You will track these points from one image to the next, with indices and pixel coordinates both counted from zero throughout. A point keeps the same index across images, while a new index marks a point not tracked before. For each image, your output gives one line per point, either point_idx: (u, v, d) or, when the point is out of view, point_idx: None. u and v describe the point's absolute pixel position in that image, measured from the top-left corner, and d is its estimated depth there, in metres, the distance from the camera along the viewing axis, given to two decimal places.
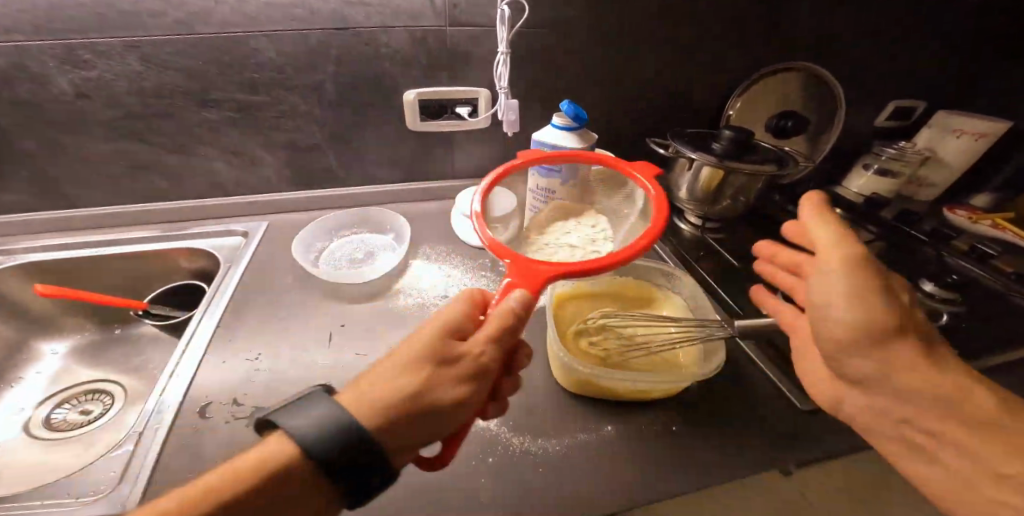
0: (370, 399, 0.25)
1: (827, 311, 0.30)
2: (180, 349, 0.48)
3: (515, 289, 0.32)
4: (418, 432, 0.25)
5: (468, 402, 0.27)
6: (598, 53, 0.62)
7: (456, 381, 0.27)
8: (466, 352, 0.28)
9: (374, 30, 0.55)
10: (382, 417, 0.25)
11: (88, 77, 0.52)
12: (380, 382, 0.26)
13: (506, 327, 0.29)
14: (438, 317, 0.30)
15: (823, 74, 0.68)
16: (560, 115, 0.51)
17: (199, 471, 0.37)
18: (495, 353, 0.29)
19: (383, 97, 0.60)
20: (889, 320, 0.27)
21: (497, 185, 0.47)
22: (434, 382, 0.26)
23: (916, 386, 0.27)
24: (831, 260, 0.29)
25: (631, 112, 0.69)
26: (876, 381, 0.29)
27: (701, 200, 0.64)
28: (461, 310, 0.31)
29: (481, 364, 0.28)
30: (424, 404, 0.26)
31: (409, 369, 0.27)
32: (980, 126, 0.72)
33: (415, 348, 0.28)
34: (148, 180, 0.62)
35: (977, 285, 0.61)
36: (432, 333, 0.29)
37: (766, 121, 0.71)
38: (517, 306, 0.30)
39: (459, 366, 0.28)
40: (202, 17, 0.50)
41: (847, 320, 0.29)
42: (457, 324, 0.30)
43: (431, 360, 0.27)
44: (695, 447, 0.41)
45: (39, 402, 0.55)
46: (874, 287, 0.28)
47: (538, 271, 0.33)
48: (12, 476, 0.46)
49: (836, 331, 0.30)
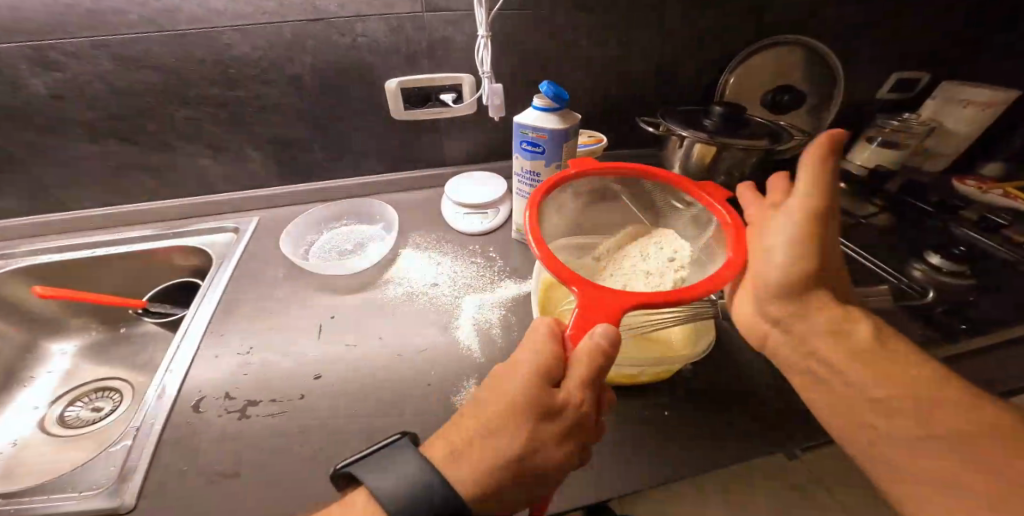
0: (474, 461, 0.27)
1: (776, 253, 0.35)
2: (175, 344, 0.49)
3: (597, 322, 0.30)
4: (522, 484, 0.28)
5: (549, 450, 0.28)
6: (580, 32, 0.60)
7: (561, 433, 0.29)
8: (567, 401, 0.29)
9: (349, 19, 0.54)
10: (488, 480, 0.27)
11: (65, 79, 0.52)
12: (465, 427, 0.29)
13: (598, 369, 0.30)
14: (531, 362, 0.30)
15: (820, 46, 0.65)
16: (542, 97, 0.49)
17: (195, 465, 0.38)
18: (590, 397, 0.30)
19: (363, 87, 0.60)
20: (811, 267, 0.34)
21: (556, 195, 0.46)
22: (537, 437, 0.28)
23: (821, 327, 0.34)
24: (794, 208, 0.35)
25: (619, 91, 0.67)
26: (791, 323, 0.36)
27: (695, 178, 0.63)
28: (553, 350, 0.30)
29: (579, 412, 0.30)
30: (502, 451, 0.27)
31: (505, 426, 0.28)
32: (988, 95, 0.68)
33: (516, 398, 0.29)
34: (137, 180, 0.63)
35: (986, 256, 0.59)
36: (530, 384, 0.29)
37: (762, 95, 0.69)
38: (604, 343, 0.29)
39: (562, 416, 0.29)
40: (172, 14, 0.50)
41: (782, 265, 0.35)
42: (553, 369, 0.30)
43: (530, 415, 0.28)
44: (687, 430, 0.40)
45: (52, 400, 0.57)
46: (812, 237, 0.34)
47: (610, 301, 0.32)
48: (30, 472, 0.48)
49: (768, 273, 0.36)
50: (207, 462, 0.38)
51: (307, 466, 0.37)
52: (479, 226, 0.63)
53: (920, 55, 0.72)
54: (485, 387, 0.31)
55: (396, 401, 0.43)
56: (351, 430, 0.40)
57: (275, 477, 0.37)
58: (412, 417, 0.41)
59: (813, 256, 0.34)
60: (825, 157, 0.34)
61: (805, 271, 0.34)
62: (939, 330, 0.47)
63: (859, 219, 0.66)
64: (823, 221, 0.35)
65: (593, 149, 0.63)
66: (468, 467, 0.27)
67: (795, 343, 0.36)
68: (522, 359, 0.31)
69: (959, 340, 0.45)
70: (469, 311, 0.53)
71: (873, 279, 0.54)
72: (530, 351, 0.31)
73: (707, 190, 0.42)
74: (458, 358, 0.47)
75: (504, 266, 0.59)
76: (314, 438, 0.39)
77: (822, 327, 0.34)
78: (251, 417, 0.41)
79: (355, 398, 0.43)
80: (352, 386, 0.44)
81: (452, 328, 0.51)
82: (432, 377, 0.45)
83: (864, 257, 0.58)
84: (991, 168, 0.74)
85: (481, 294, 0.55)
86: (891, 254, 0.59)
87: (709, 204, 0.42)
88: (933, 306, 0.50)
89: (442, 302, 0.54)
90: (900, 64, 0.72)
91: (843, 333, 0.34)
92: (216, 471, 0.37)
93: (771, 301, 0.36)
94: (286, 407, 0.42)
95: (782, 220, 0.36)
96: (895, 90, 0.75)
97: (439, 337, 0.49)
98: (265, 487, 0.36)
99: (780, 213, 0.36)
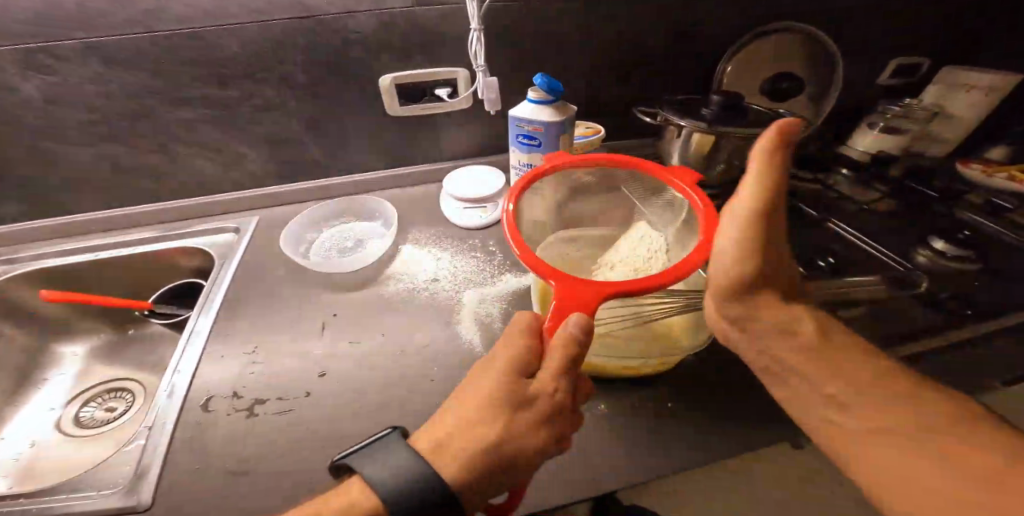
0: (456, 454, 0.28)
1: (723, 250, 0.35)
2: (182, 344, 0.50)
3: (572, 311, 0.30)
4: (503, 474, 0.29)
5: (526, 437, 0.29)
6: (575, 21, 0.59)
7: (538, 422, 0.29)
8: (542, 390, 0.30)
9: (339, 16, 0.53)
10: (470, 471, 0.28)
11: (56, 82, 0.52)
12: (443, 424, 0.30)
13: (571, 356, 0.30)
14: (505, 356, 0.31)
15: (816, 34, 0.64)
16: (536, 89, 0.49)
17: (206, 463, 0.39)
18: (566, 385, 0.30)
19: (356, 83, 0.59)
20: (761, 268, 0.34)
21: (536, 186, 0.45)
22: (515, 428, 0.29)
23: (773, 326, 0.35)
24: (740, 210, 0.33)
25: (617, 80, 0.66)
26: (746, 324, 0.36)
27: (694, 166, 0.62)
28: (528, 342, 0.31)
29: (557, 399, 0.30)
30: (480, 443, 0.28)
31: (483, 419, 0.29)
32: (990, 79, 0.67)
33: (493, 393, 0.30)
34: (135, 182, 0.64)
35: (991, 239, 0.58)
36: (504, 377, 0.30)
37: (762, 82, 0.67)
38: (577, 333, 0.29)
39: (538, 406, 0.30)
40: (158, 15, 0.49)
41: (730, 267, 0.35)
42: (529, 361, 0.31)
43: (506, 407, 0.29)
44: (688, 422, 0.41)
45: (66, 402, 0.58)
46: (761, 238, 0.33)
47: (583, 290, 0.31)
48: (50, 473, 0.50)
49: (717, 273, 0.36)
50: (218, 461, 0.39)
51: (317, 464, 0.38)
52: (478, 220, 0.63)
53: (924, 34, 0.70)
54: (467, 382, 0.32)
55: (399, 399, 0.44)
56: (358, 422, 0.42)
57: (285, 475, 0.38)
58: (418, 412, 0.42)
59: (763, 259, 0.34)
60: (777, 151, 0.32)
61: (749, 270, 0.34)
62: (939, 316, 0.47)
63: (861, 206, 0.65)
64: (771, 220, 0.33)
65: (591, 140, 0.62)
66: (450, 457, 0.28)
67: (755, 342, 0.36)
68: (497, 353, 0.32)
69: (960, 328, 0.45)
70: (470, 305, 0.53)
71: (875, 268, 0.54)
72: (508, 344, 0.32)
73: (681, 177, 0.42)
74: (460, 352, 0.48)
75: (504, 259, 0.59)
76: (321, 434, 0.41)
77: (777, 327, 0.35)
78: (258, 416, 0.42)
79: (362, 394, 0.44)
80: (357, 383, 0.45)
81: (453, 323, 0.51)
82: (435, 372, 0.46)
83: (868, 243, 0.58)
84: (995, 151, 0.73)
85: (481, 288, 0.56)
86: (896, 240, 0.59)
87: (682, 190, 0.41)
88: (937, 292, 0.49)
89: (444, 298, 0.54)
90: (903, 45, 0.71)
91: (789, 333, 0.34)
92: (227, 468, 0.38)
93: (727, 302, 0.36)
94: (292, 405, 0.43)
95: (732, 223, 0.34)
96: (896, 76, 0.74)
97: (441, 332, 0.50)
98: (272, 489, 0.37)
99: (729, 214, 0.35)
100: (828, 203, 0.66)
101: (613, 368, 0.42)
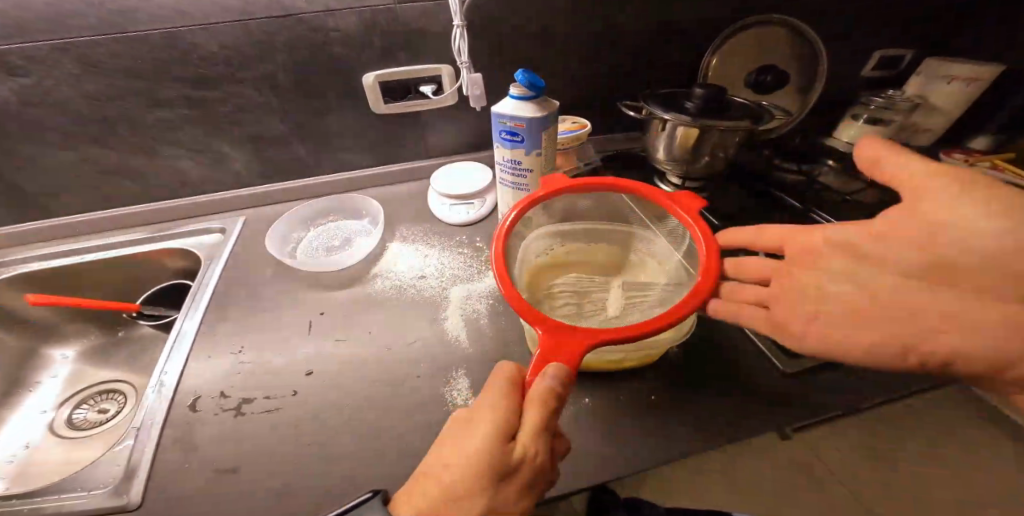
0: None
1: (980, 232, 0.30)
2: (170, 343, 0.50)
3: (553, 361, 0.31)
4: None
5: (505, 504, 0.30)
6: (557, 16, 0.59)
7: (520, 488, 0.30)
8: (524, 456, 0.30)
9: (319, 15, 0.53)
10: None
11: (30, 85, 0.52)
12: (424, 490, 0.30)
13: (550, 414, 0.30)
14: (489, 419, 0.31)
15: (801, 27, 0.63)
16: (517, 86, 0.48)
17: (196, 462, 0.39)
18: (545, 447, 0.30)
19: (339, 81, 0.59)
20: None
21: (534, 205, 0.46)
22: (498, 498, 0.29)
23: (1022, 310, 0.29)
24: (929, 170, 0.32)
25: (600, 75, 0.66)
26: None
27: (679, 159, 0.62)
28: (510, 402, 0.31)
29: (536, 462, 0.30)
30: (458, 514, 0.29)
31: (468, 491, 0.29)
32: (971, 71, 0.68)
33: (478, 461, 0.29)
34: (117, 184, 0.63)
35: None
36: (488, 442, 0.30)
37: (746, 77, 0.68)
38: (555, 386, 0.30)
39: (519, 472, 0.30)
40: (132, 14, 0.49)
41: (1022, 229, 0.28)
42: (508, 423, 0.30)
43: (488, 478, 0.29)
44: (671, 411, 0.42)
45: (58, 404, 0.59)
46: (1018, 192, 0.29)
47: (567, 340, 0.32)
48: (46, 473, 0.50)
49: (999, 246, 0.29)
50: (205, 460, 0.39)
51: (304, 459, 0.39)
52: (466, 216, 0.63)
53: (907, 27, 0.71)
54: (445, 441, 0.32)
55: (385, 393, 0.44)
56: (345, 421, 0.42)
57: (272, 476, 0.38)
58: (406, 411, 0.43)
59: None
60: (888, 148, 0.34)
61: None
62: None
63: (843, 197, 0.65)
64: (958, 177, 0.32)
65: (576, 133, 0.62)
66: None
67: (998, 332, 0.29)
68: (481, 414, 0.31)
69: None
70: (457, 302, 0.53)
71: None
72: (491, 404, 0.31)
73: (681, 204, 0.42)
74: (447, 348, 0.48)
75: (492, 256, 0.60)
76: (306, 431, 0.41)
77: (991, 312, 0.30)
78: (245, 415, 0.43)
79: (352, 389, 0.45)
80: (343, 382, 0.46)
81: (441, 319, 0.51)
82: (423, 369, 0.46)
83: None
84: (978, 142, 0.74)
85: (469, 285, 0.56)
86: None
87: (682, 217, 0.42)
88: None
89: (431, 294, 0.55)
90: (886, 36, 0.71)
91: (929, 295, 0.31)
92: (217, 467, 0.39)
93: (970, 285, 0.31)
94: (280, 404, 0.44)
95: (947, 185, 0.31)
96: (880, 67, 0.74)
97: (430, 328, 0.51)
98: (258, 492, 0.37)
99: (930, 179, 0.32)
100: (812, 194, 0.66)
101: (593, 362, 0.42)
